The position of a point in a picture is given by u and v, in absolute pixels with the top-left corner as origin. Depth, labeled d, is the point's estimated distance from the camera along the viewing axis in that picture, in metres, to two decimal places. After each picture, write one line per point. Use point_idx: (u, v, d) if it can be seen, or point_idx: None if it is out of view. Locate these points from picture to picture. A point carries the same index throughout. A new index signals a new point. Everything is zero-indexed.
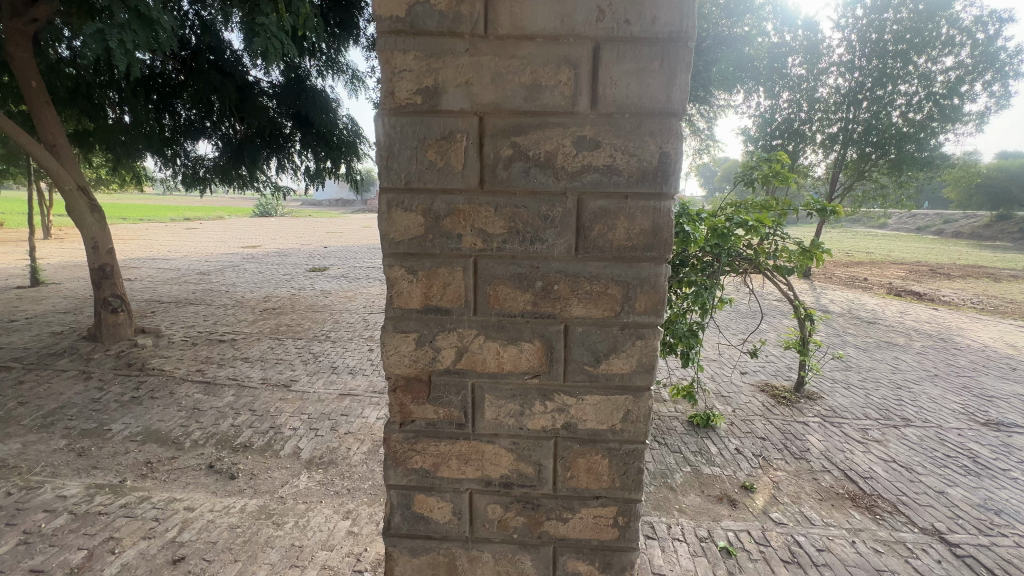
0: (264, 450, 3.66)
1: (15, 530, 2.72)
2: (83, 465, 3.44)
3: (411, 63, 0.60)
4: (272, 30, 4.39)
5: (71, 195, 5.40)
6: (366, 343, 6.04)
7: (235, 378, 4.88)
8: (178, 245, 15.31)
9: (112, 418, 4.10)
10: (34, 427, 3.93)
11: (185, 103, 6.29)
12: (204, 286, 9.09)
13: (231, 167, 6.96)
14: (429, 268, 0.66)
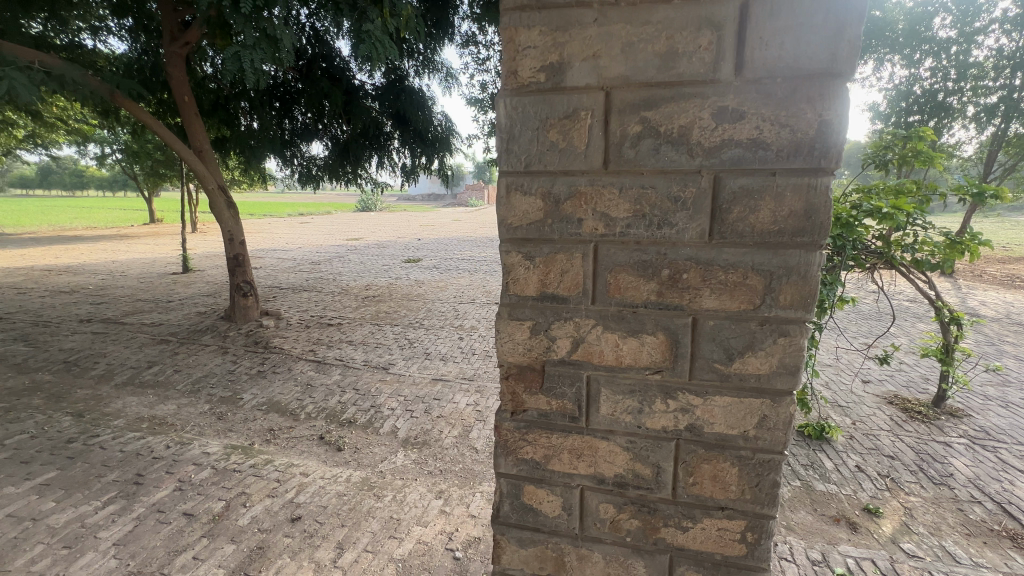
0: (366, 426, 3.96)
1: (172, 477, 3.22)
2: (221, 427, 3.98)
3: (536, 39, 0.58)
4: (377, 35, 4.68)
5: (213, 193, 6.22)
6: (457, 332, 6.28)
7: (342, 359, 5.35)
8: (294, 238, 17.09)
9: (244, 388, 4.70)
10: (186, 392, 4.63)
11: (302, 109, 6.97)
12: (315, 275, 10.04)
13: (338, 165, 7.60)
14: (547, 254, 0.63)
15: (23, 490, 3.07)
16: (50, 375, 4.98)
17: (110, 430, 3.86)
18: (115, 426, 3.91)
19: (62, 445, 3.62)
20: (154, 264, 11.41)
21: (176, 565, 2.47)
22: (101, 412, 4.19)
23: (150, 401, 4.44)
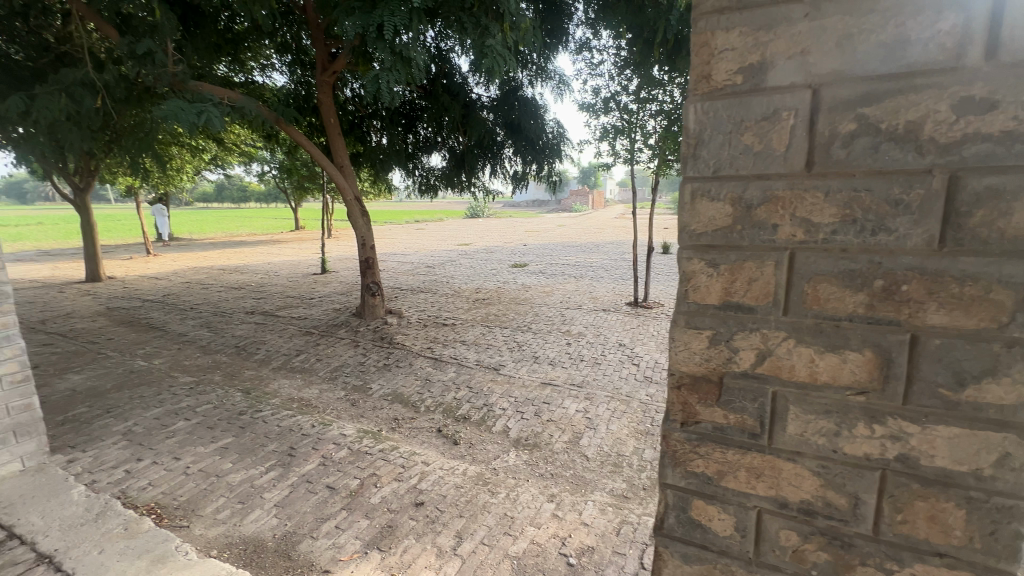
0: (480, 423, 4.14)
1: (317, 453, 3.67)
2: (355, 412, 4.45)
3: (734, 40, 0.64)
4: (498, 49, 4.92)
5: (350, 203, 6.98)
6: (564, 337, 6.30)
7: (456, 357, 5.66)
8: (411, 244, 18.49)
9: (373, 379, 5.21)
10: (326, 379, 5.25)
11: (424, 124, 7.55)
12: (430, 278, 10.75)
13: (454, 174, 8.07)
14: (734, 261, 0.67)
15: (209, 450, 3.73)
16: (226, 357, 5.99)
17: (270, 407, 4.53)
18: (273, 404, 4.58)
19: (236, 416, 4.33)
20: (299, 266, 13.15)
21: (322, 530, 2.81)
22: (263, 391, 4.93)
23: (299, 384, 5.12)
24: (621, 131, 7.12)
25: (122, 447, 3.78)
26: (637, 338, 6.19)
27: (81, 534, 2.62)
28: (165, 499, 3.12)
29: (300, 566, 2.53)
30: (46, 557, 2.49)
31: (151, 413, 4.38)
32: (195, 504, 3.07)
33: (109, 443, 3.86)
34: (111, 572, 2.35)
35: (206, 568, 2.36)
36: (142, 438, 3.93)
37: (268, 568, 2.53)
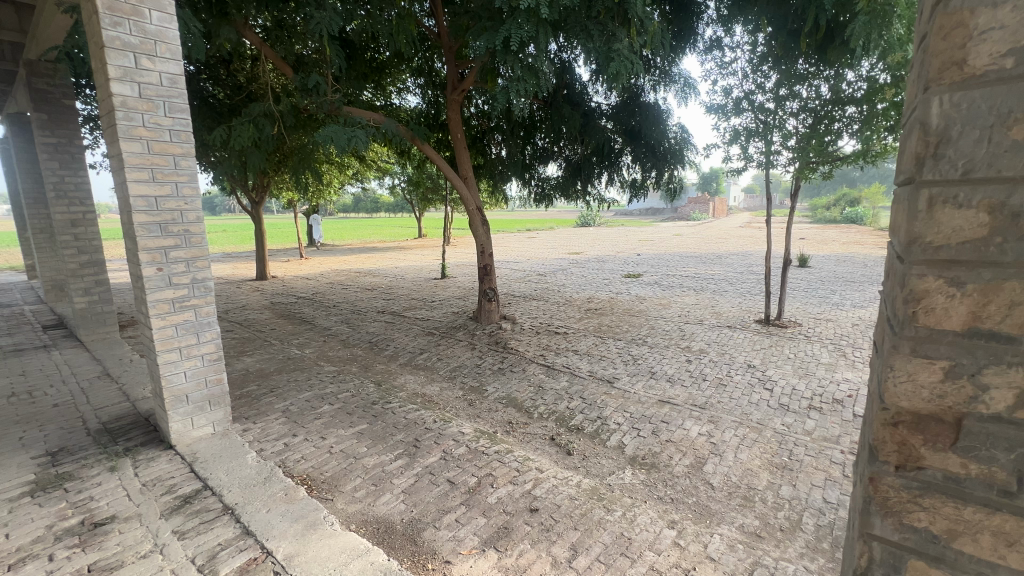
0: (594, 436, 4.06)
1: (438, 447, 3.89)
2: (472, 412, 4.66)
3: (1006, 17, 0.67)
4: (626, 53, 4.84)
5: (472, 213, 7.37)
6: (684, 353, 5.93)
7: (569, 366, 5.64)
8: (523, 251, 18.94)
9: (488, 381, 5.41)
10: (446, 377, 5.58)
11: (542, 134, 7.73)
12: (542, 286, 10.89)
13: (570, 184, 8.12)
14: (988, 282, 0.71)
15: (348, 434, 4.17)
16: (361, 351, 6.68)
17: (398, 399, 4.94)
18: (401, 397, 4.99)
19: (370, 405, 4.79)
20: (421, 271, 14.22)
21: (444, 522, 2.96)
22: (392, 384, 5.41)
23: (423, 381, 5.51)
24: (755, 133, 6.53)
25: (282, 423, 4.41)
26: (768, 360, 5.59)
27: (254, 494, 3.10)
28: (315, 473, 3.56)
29: (425, 553, 2.70)
30: (229, 508, 2.99)
31: (304, 396, 5.04)
32: (337, 481, 3.45)
33: (273, 418, 4.52)
34: (276, 531, 2.74)
35: (348, 540, 2.63)
36: (297, 417, 4.54)
37: (398, 549, 2.73)
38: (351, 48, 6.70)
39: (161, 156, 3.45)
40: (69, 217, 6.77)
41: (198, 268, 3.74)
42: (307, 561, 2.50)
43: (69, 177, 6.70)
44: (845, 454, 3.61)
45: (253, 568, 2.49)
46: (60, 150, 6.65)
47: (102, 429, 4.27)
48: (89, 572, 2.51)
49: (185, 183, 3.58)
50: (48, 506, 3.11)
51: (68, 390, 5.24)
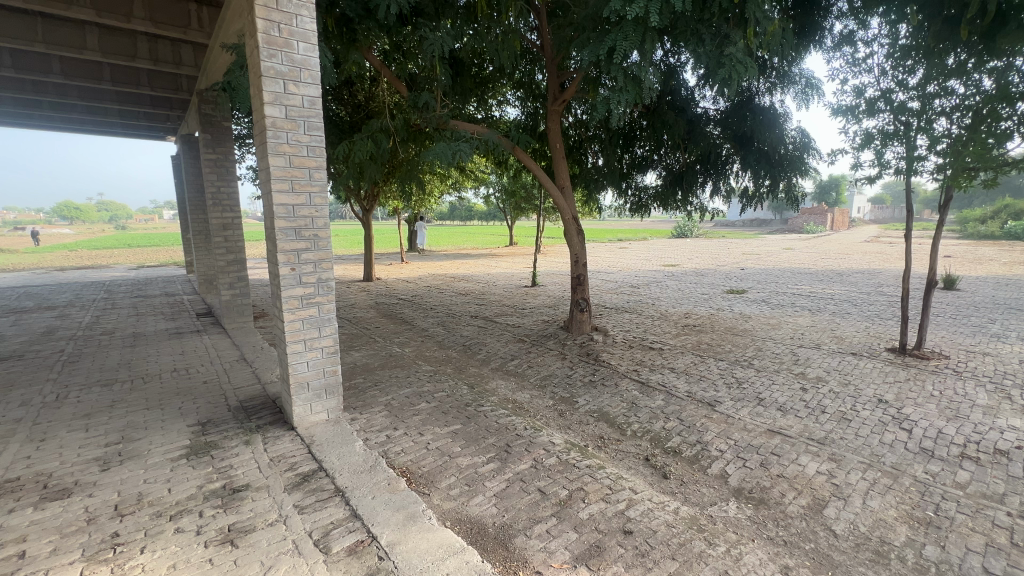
0: (693, 461, 3.82)
1: (529, 455, 3.90)
2: (562, 423, 4.61)
3: None
4: (739, 57, 4.55)
5: (568, 222, 7.33)
6: (797, 380, 5.36)
7: (664, 385, 5.37)
8: (615, 262, 18.50)
9: (579, 393, 5.33)
10: (536, 385, 5.61)
11: (642, 142, 7.52)
12: (635, 298, 10.53)
13: (670, 193, 7.80)
14: None
15: (444, 432, 4.35)
16: (456, 353, 6.96)
17: (490, 403, 5.05)
18: (493, 401, 5.10)
19: (464, 406, 4.96)
20: (512, 278, 14.49)
21: (535, 531, 2.96)
22: (484, 387, 5.55)
23: (514, 387, 5.58)
24: (896, 135, 5.76)
25: (385, 416, 4.72)
26: (905, 395, 4.86)
27: (361, 480, 3.35)
28: (413, 466, 3.76)
29: (516, 560, 2.71)
30: (340, 490, 3.26)
31: (404, 392, 5.36)
32: (433, 476, 3.60)
33: (377, 410, 4.86)
34: (379, 518, 2.92)
35: (444, 537, 2.73)
36: (398, 411, 4.83)
37: (490, 552, 2.77)
38: (459, 65, 7.06)
39: (299, 170, 3.90)
40: (221, 222, 7.92)
41: (323, 269, 4.16)
42: (407, 550, 2.63)
43: (223, 188, 7.85)
44: (1012, 517, 3.00)
45: (361, 549, 2.68)
46: (218, 164, 7.83)
47: (239, 406, 4.90)
48: (228, 531, 2.87)
49: (317, 194, 4.01)
50: (199, 469, 3.63)
51: (214, 370, 6.10)
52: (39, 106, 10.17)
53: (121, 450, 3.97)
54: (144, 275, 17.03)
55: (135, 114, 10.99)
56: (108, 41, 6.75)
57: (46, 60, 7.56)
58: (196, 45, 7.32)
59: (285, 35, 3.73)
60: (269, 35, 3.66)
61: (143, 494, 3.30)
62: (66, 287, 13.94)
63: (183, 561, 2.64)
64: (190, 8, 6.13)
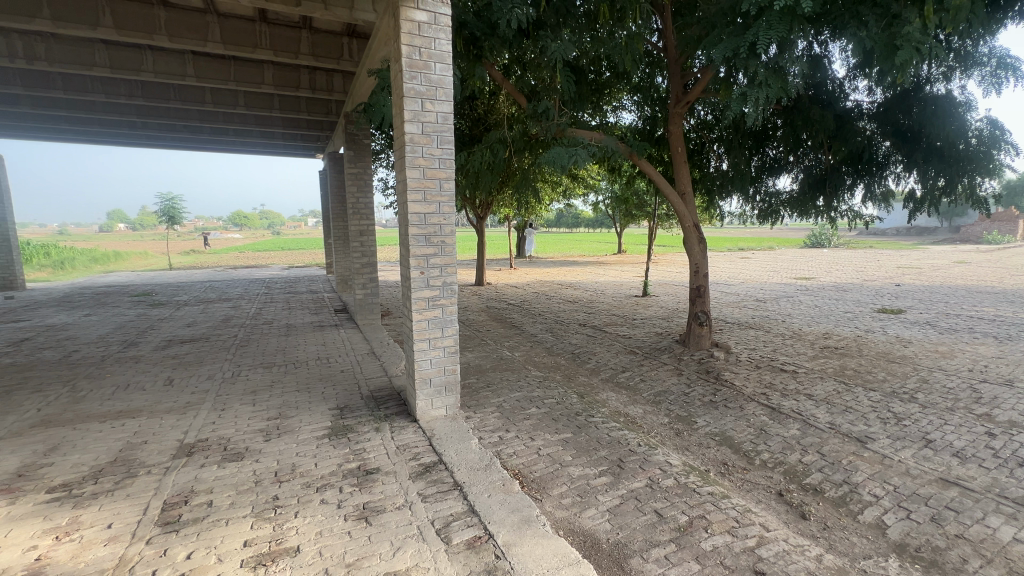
0: (839, 504, 3.34)
1: (644, 473, 3.72)
2: (679, 443, 4.34)
3: None
4: (917, 36, 3.87)
5: (688, 230, 6.89)
6: (981, 423, 4.42)
7: (800, 413, 4.78)
8: (736, 273, 17.04)
9: (698, 412, 4.97)
10: (650, 400, 5.35)
11: (776, 143, 6.82)
12: (762, 313, 9.57)
13: (809, 198, 6.96)
14: None
15: (555, 439, 4.35)
16: (565, 360, 6.94)
17: (601, 415, 4.93)
18: (604, 412, 4.97)
19: (574, 415, 4.91)
20: (622, 287, 14.10)
21: (652, 555, 2.81)
22: (594, 398, 5.44)
23: (625, 399, 5.39)
24: None
25: (497, 417, 4.85)
26: None
27: (478, 477, 3.48)
28: (525, 470, 3.80)
29: None
30: (458, 485, 3.42)
31: (515, 395, 5.47)
32: (545, 483, 3.61)
33: (490, 411, 5.01)
34: (495, 517, 3.01)
35: (558, 545, 2.72)
36: (509, 414, 4.94)
37: (604, 569, 2.70)
38: (578, 73, 7.05)
39: (431, 181, 4.22)
40: (359, 228, 8.88)
41: (448, 273, 4.42)
42: (523, 553, 2.68)
43: (362, 198, 8.81)
44: None
45: (479, 545, 2.78)
46: (359, 177, 8.80)
47: (371, 395, 5.42)
48: (363, 509, 3.17)
49: (446, 203, 4.30)
50: (339, 449, 4.07)
51: (349, 361, 6.82)
52: (227, 133, 12.39)
53: (278, 424, 4.63)
54: (296, 273, 19.78)
55: (294, 135, 12.83)
56: (279, 75, 7.95)
57: (234, 95, 9.16)
58: (345, 72, 8.31)
59: (425, 58, 4.06)
60: (411, 59, 4.01)
61: (296, 466, 3.80)
62: (238, 282, 16.71)
63: (327, 530, 2.96)
64: (343, 41, 6.93)
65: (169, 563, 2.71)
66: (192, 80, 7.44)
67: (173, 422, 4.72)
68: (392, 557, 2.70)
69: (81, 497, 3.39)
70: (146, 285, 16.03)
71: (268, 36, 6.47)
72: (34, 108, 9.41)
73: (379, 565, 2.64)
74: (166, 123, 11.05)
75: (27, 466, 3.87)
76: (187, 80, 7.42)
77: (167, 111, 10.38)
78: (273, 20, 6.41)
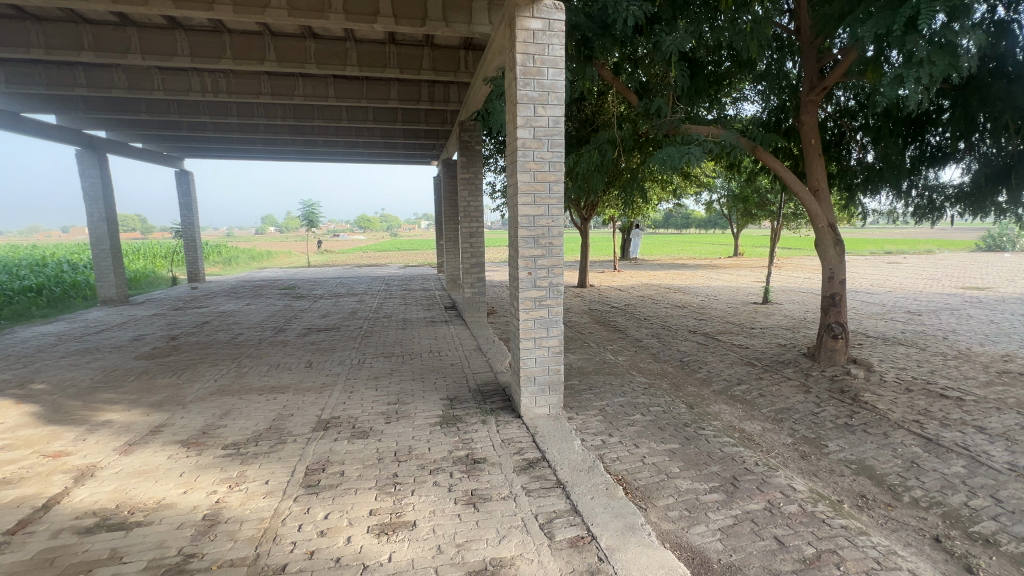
0: (1021, 563, 2.76)
1: (762, 495, 3.43)
2: (805, 467, 3.91)
3: None
4: None
5: (822, 231, 6.15)
6: None
7: (967, 448, 4.03)
8: (882, 280, 14.79)
9: (829, 435, 4.43)
10: (770, 417, 4.89)
11: (940, 127, 5.81)
12: (915, 328, 8.20)
13: (986, 192, 5.79)
14: None
15: (661, 449, 4.18)
16: (672, 368, 6.62)
17: (712, 428, 4.63)
18: (716, 426, 4.65)
19: (682, 426, 4.67)
20: (738, 293, 13.04)
21: None
22: (705, 410, 5.11)
23: (741, 414, 4.99)
24: None
25: (600, 420, 4.80)
26: None
27: (581, 478, 3.50)
28: (630, 477, 3.71)
29: None
30: (561, 483, 3.47)
31: (618, 400, 5.36)
32: (651, 492, 3.50)
33: (592, 414, 4.97)
34: (599, 519, 3.01)
35: (664, 558, 2.64)
36: (613, 418, 4.86)
37: None
38: (694, 65, 6.67)
39: (541, 183, 4.32)
40: (469, 230, 9.37)
41: (555, 274, 4.48)
42: (627, 560, 2.64)
43: (473, 202, 9.30)
44: None
45: (582, 545, 2.79)
46: (470, 182, 9.30)
47: (477, 389, 5.70)
48: (471, 495, 3.36)
49: (555, 205, 4.38)
50: (449, 437, 4.35)
51: (457, 355, 7.23)
52: (358, 145, 13.85)
53: (397, 409, 5.08)
54: (411, 272, 21.44)
55: (413, 144, 13.92)
56: (403, 90, 8.69)
57: (365, 111, 10.23)
58: (460, 83, 8.82)
59: (538, 64, 4.18)
60: (525, 67, 4.15)
61: (412, 448, 4.14)
62: (363, 279, 18.53)
63: (441, 510, 3.20)
64: (460, 54, 7.37)
65: (312, 520, 3.14)
66: (333, 100, 8.48)
67: (312, 399, 5.43)
68: (498, 544, 2.83)
69: (246, 455, 4.06)
70: (291, 280, 18.56)
71: (395, 56, 7.12)
72: (216, 131, 11.43)
73: (487, 549, 2.78)
74: (311, 138, 12.68)
75: (208, 426, 4.74)
76: (329, 100, 8.49)
77: (312, 129, 11.92)
78: (400, 41, 7.02)
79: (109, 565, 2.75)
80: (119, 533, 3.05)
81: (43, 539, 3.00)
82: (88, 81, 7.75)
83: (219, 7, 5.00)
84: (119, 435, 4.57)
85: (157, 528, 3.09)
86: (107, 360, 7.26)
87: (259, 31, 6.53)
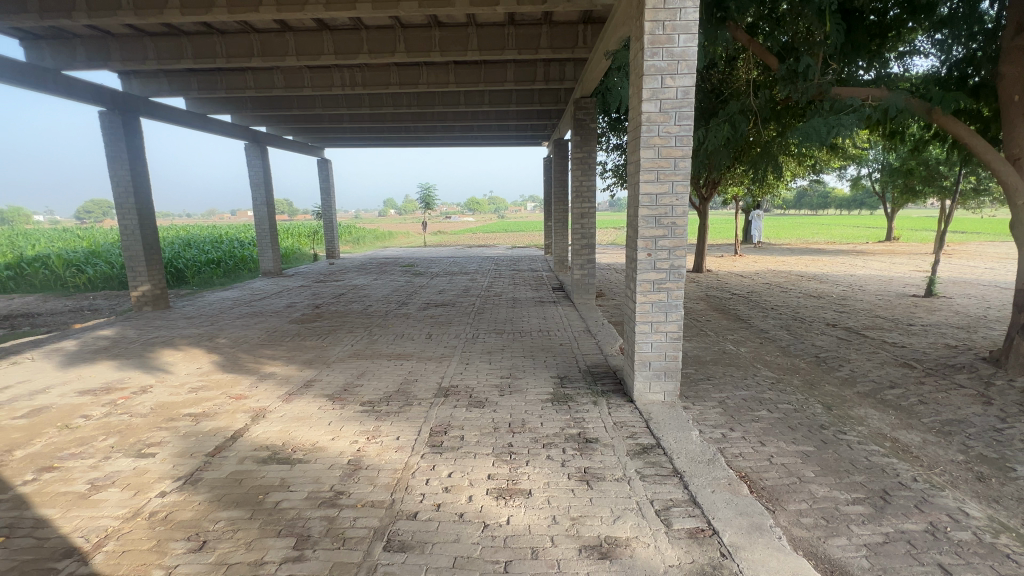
0: None
1: (923, 515, 2.97)
2: (981, 491, 3.29)
3: None
4: None
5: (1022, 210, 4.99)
6: None
7: None
8: None
9: (1018, 458, 3.66)
10: (934, 429, 4.18)
11: None
12: None
13: None
14: None
15: (793, 450, 3.81)
16: (805, 363, 5.96)
17: (856, 433, 4.10)
18: (861, 432, 4.11)
19: (817, 428, 4.20)
20: (891, 283, 11.22)
21: None
22: (847, 413, 4.53)
23: (893, 422, 4.34)
24: None
25: (720, 413, 4.51)
26: None
27: (700, 469, 3.36)
28: (755, 475, 3.45)
29: None
30: (677, 472, 3.36)
31: (740, 393, 4.99)
32: (780, 494, 3.23)
33: (710, 405, 4.69)
34: (722, 514, 2.86)
35: (797, 565, 2.43)
36: (735, 412, 4.53)
37: None
38: (852, 17, 5.76)
39: (665, 160, 4.10)
40: (580, 211, 9.27)
41: (677, 256, 4.26)
42: (753, 560, 2.49)
43: (585, 182, 9.15)
44: None
45: (702, 537, 2.69)
46: (583, 161, 9.16)
47: (588, 370, 5.69)
48: (585, 472, 3.41)
49: (680, 181, 4.13)
50: (561, 414, 4.42)
51: (566, 336, 7.28)
52: (473, 129, 14.37)
53: (509, 383, 5.30)
54: (519, 253, 21.92)
55: (526, 125, 14.04)
56: (519, 71, 8.77)
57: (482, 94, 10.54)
58: (577, 60, 8.64)
59: (668, 32, 3.92)
60: (654, 35, 3.92)
61: (526, 421, 4.30)
62: (474, 259, 19.38)
63: (554, 483, 3.29)
64: (578, 29, 7.15)
65: (437, 475, 3.43)
66: (454, 85, 8.88)
67: (433, 368, 5.88)
68: (613, 523, 2.84)
69: (380, 413, 4.56)
70: (411, 258, 20.12)
71: (514, 37, 7.19)
72: (353, 121, 12.69)
73: (601, 527, 2.81)
74: (431, 125, 13.44)
75: (348, 384, 5.39)
76: (450, 86, 8.92)
77: (433, 116, 12.65)
78: (519, 22, 7.08)
79: (280, 491, 3.31)
80: (286, 466, 3.64)
81: (233, 463, 3.70)
82: (256, 83, 9.04)
83: (360, 5, 5.47)
84: (282, 386, 5.40)
85: (314, 465, 3.63)
86: (269, 322, 8.60)
87: (391, 25, 7.04)
